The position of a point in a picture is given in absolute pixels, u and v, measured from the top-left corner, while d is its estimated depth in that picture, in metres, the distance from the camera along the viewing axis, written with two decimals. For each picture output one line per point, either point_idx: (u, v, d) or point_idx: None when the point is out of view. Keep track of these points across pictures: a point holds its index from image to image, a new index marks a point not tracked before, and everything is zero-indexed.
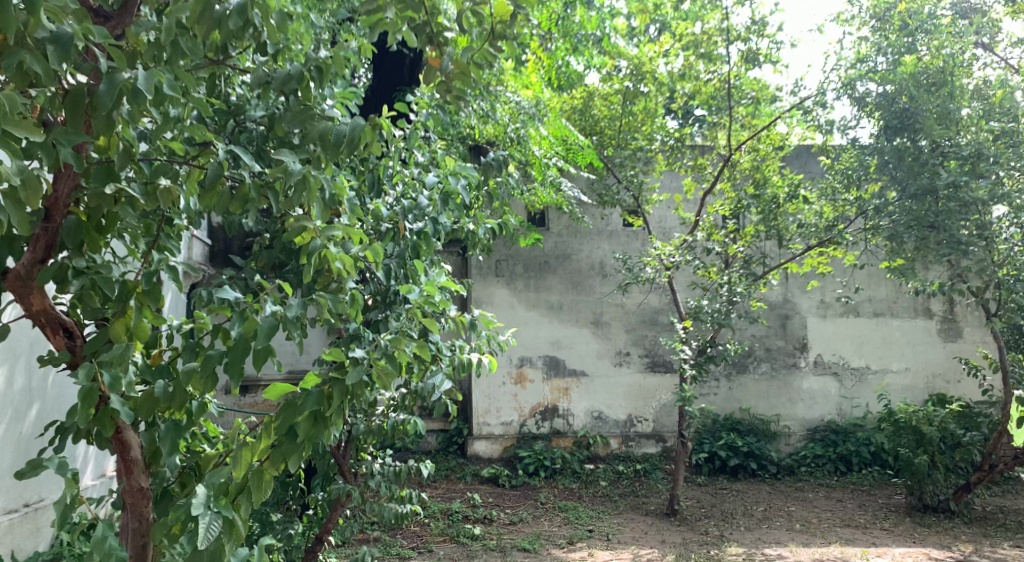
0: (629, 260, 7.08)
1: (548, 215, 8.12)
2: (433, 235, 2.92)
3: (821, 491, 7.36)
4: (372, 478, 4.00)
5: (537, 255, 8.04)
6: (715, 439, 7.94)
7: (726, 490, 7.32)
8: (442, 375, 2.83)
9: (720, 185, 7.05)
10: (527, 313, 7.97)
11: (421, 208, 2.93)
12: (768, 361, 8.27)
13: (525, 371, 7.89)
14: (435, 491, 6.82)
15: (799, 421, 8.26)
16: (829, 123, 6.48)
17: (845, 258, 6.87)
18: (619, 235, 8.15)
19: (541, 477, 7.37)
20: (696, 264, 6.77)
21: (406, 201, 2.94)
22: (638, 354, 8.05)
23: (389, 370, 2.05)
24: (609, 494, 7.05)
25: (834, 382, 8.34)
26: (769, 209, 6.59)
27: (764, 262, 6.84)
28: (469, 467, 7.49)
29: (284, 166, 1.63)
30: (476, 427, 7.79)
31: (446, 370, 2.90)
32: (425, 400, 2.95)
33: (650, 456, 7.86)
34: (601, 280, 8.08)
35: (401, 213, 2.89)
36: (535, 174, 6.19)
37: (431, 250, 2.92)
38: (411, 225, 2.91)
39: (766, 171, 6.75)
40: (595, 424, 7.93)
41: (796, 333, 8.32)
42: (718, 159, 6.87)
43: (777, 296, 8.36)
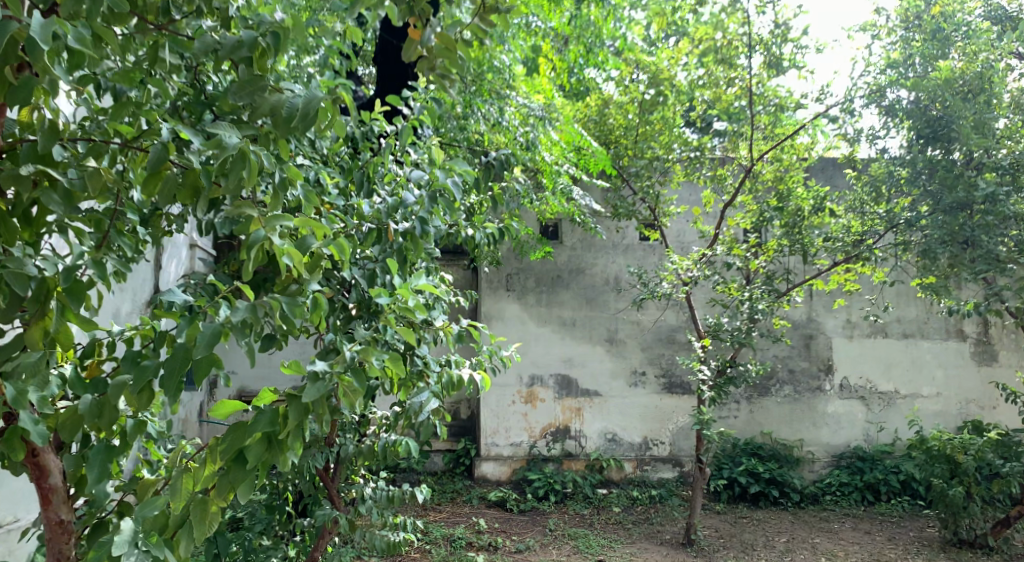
0: (644, 274, 6.78)
1: (561, 228, 7.84)
2: (423, 236, 2.57)
3: (848, 522, 6.94)
4: (363, 504, 3.72)
5: (549, 269, 7.75)
6: (735, 465, 7.56)
7: (747, 519, 6.93)
8: (429, 392, 2.55)
9: (741, 197, 6.73)
10: (538, 329, 7.67)
11: (408, 206, 2.58)
12: (791, 383, 7.89)
13: (535, 390, 7.59)
14: (439, 515, 6.52)
15: (823, 447, 7.85)
16: (857, 132, 6.14)
17: (874, 275, 6.51)
18: (635, 249, 7.84)
19: (551, 501, 7.03)
20: (716, 279, 6.46)
21: (392, 199, 2.58)
22: (654, 374, 7.70)
23: (356, 387, 1.78)
24: (623, 521, 6.69)
25: (861, 406, 7.93)
26: (792, 222, 6.24)
27: (787, 278, 6.52)
28: (476, 490, 7.19)
29: (217, 139, 1.40)
30: (484, 448, 7.50)
31: (434, 388, 2.61)
32: (412, 423, 2.65)
33: (666, 481, 7.48)
34: (616, 296, 7.76)
35: (384, 212, 2.55)
36: (546, 182, 5.94)
37: (421, 255, 2.62)
38: (397, 225, 2.57)
39: (790, 182, 6.41)
40: (608, 446, 7.58)
41: (821, 353, 7.93)
42: (738, 170, 6.56)
43: (801, 314, 7.98)
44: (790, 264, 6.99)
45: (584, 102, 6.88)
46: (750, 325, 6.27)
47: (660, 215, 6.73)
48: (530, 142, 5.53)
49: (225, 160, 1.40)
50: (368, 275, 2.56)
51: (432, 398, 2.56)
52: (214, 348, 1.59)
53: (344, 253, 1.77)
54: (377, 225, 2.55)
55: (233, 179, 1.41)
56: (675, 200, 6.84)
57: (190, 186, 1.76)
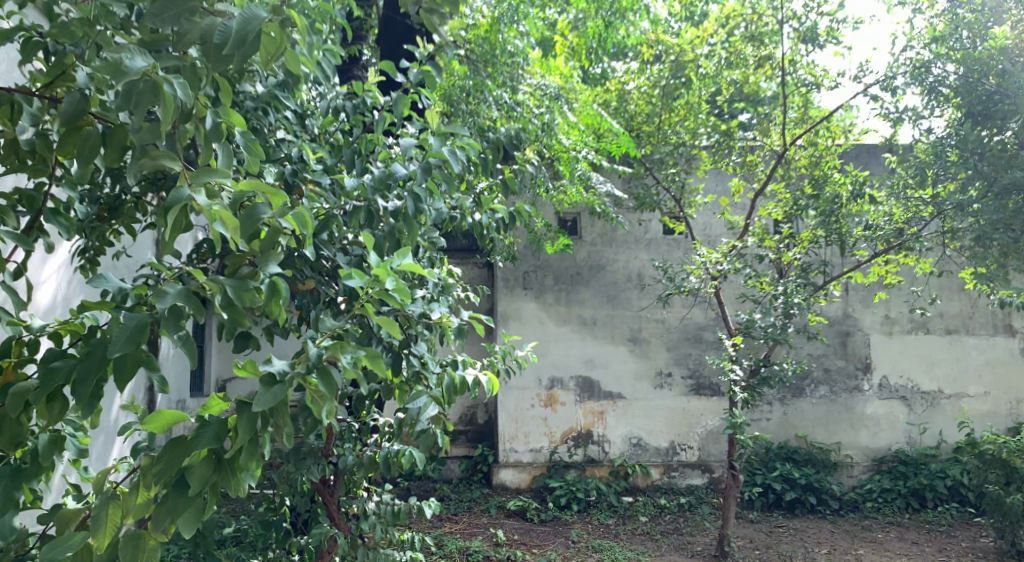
0: (669, 268, 6.39)
1: (580, 222, 7.46)
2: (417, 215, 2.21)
3: (892, 532, 6.47)
4: (364, 521, 3.37)
5: (568, 266, 7.38)
6: (768, 471, 7.12)
7: (783, 529, 6.49)
8: (427, 398, 2.19)
9: (772, 185, 6.33)
10: (557, 329, 7.30)
11: (398, 179, 2.23)
12: (827, 383, 7.43)
13: (555, 393, 7.22)
14: (455, 526, 6.16)
15: (863, 451, 7.38)
16: (898, 112, 5.69)
17: (918, 266, 6.06)
18: (659, 244, 7.44)
19: (573, 511, 6.64)
20: (747, 273, 6.06)
21: (381, 170, 2.24)
22: (681, 375, 7.29)
23: (324, 392, 1.42)
24: (650, 531, 6.28)
25: (903, 407, 7.45)
26: (829, 209, 5.83)
27: (823, 271, 6.10)
28: (494, 498, 6.83)
29: (115, 63, 1.13)
30: (502, 455, 7.15)
31: (435, 393, 2.25)
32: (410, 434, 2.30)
33: (695, 488, 7.06)
34: (639, 294, 7.37)
35: (371, 187, 2.22)
36: (563, 170, 5.58)
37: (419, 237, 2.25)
38: (386, 203, 2.23)
39: (826, 168, 6.01)
40: (634, 452, 7.18)
41: (858, 351, 7.47)
42: (770, 156, 6.15)
43: (836, 310, 7.53)
44: (826, 255, 6.55)
45: (603, 88, 6.51)
46: (785, 321, 5.85)
47: (686, 206, 6.33)
48: (547, 124, 5.15)
49: (131, 91, 1.17)
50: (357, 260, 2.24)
51: (431, 405, 2.20)
52: (136, 344, 1.25)
53: (307, 226, 1.45)
54: (364, 202, 2.21)
55: (139, 113, 1.17)
56: (702, 189, 6.44)
57: (117, 153, 1.43)
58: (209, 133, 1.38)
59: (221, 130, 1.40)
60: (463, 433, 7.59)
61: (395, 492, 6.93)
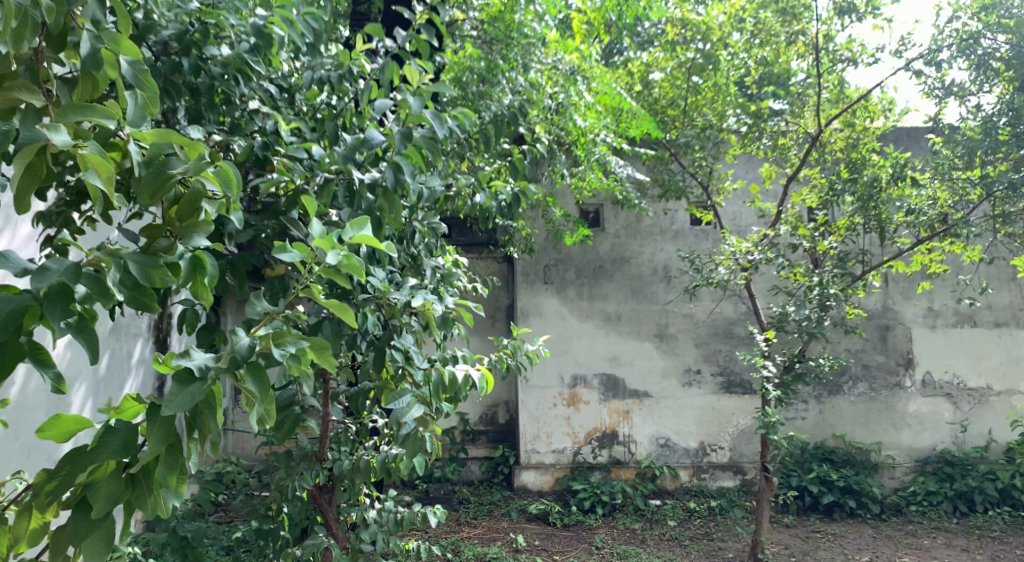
0: (696, 259, 6.07)
1: (603, 213, 7.15)
2: (395, 186, 1.94)
3: (940, 538, 6.05)
4: (364, 530, 3.12)
5: (590, 259, 7.08)
6: (804, 472, 6.75)
7: (821, 534, 6.11)
8: (412, 397, 1.97)
9: (805, 170, 5.97)
10: (580, 325, 7.01)
11: (371, 145, 1.96)
12: (866, 380, 7.03)
13: (578, 392, 6.92)
14: (473, 531, 5.90)
15: (905, 451, 6.97)
16: (944, 88, 5.29)
17: (966, 254, 5.64)
18: (686, 235, 7.10)
19: (597, 514, 6.34)
20: (780, 263, 5.71)
21: (354, 138, 1.99)
22: (711, 372, 6.95)
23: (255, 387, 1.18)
24: (679, 537, 5.95)
25: (949, 405, 7.02)
26: (868, 194, 5.45)
27: (861, 260, 5.72)
28: (515, 501, 6.56)
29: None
30: (524, 456, 6.87)
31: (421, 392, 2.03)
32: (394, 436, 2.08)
33: (727, 491, 6.71)
34: (665, 287, 7.04)
35: (344, 156, 1.97)
36: (580, 153, 5.31)
37: (400, 212, 1.98)
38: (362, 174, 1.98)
39: (864, 151, 5.66)
40: (661, 453, 6.86)
41: (900, 346, 7.05)
42: (803, 139, 5.79)
43: (876, 303, 7.12)
44: (865, 244, 6.17)
45: (624, 70, 6.20)
46: (821, 314, 5.50)
47: (714, 194, 5.99)
48: (562, 104, 4.88)
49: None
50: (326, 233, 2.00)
51: (417, 406, 1.98)
52: None
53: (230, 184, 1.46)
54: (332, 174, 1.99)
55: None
56: (731, 175, 6.09)
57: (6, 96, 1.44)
58: (88, 62, 1.40)
59: (98, 55, 1.41)
60: (483, 434, 7.34)
61: (413, 494, 6.70)
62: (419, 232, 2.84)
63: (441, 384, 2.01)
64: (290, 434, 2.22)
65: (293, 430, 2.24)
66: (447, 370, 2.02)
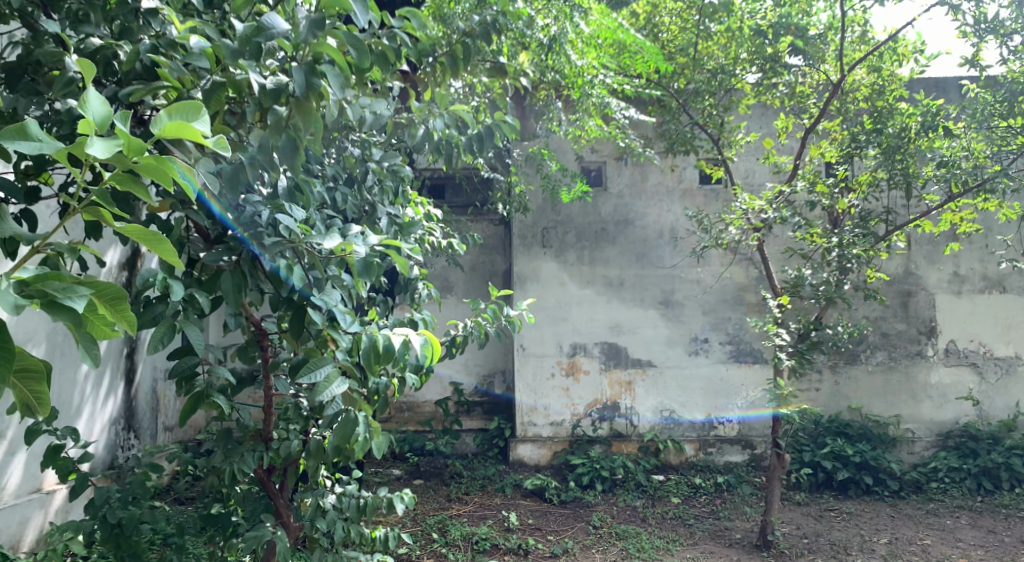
0: (705, 219, 5.61)
1: (606, 171, 6.67)
2: (299, 93, 1.59)
3: (963, 518, 5.63)
4: (322, 519, 2.77)
5: (592, 221, 6.62)
6: (817, 447, 6.36)
7: (836, 513, 5.72)
8: (331, 373, 1.65)
9: (825, 121, 5.47)
10: (580, 291, 6.57)
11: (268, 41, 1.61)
12: (885, 349, 6.58)
13: (578, 361, 6.51)
14: (463, 508, 5.54)
15: (925, 424, 6.55)
16: (985, 25, 4.72)
17: (1001, 212, 5.14)
18: (695, 194, 6.61)
19: (597, 491, 5.96)
20: (796, 224, 5.25)
21: (248, 29, 1.63)
22: (719, 341, 6.53)
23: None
24: (682, 516, 5.57)
25: (974, 375, 6.57)
26: (894, 145, 4.95)
27: (885, 219, 5.26)
28: (510, 476, 6.19)
29: None
30: (519, 429, 6.49)
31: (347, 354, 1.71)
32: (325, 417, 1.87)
33: (734, 466, 6.33)
34: (672, 251, 6.58)
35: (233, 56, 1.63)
36: (574, 94, 4.83)
37: (310, 123, 1.63)
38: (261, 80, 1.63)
39: (891, 99, 5.09)
40: (665, 425, 6.48)
41: (922, 313, 6.60)
42: (823, 86, 5.31)
43: (897, 267, 6.65)
44: (889, 203, 5.69)
45: (629, 11, 5.68)
46: (840, 277, 5.08)
47: (725, 148, 5.46)
48: (556, 40, 4.37)
49: None
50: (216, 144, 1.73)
51: (340, 379, 1.67)
52: None
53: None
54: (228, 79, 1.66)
55: None
56: (744, 126, 5.57)
57: None
58: None
59: None
60: (479, 405, 6.99)
61: (404, 468, 6.35)
62: (374, 174, 2.50)
63: (373, 354, 1.65)
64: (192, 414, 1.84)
65: (197, 409, 1.86)
66: (381, 338, 1.64)
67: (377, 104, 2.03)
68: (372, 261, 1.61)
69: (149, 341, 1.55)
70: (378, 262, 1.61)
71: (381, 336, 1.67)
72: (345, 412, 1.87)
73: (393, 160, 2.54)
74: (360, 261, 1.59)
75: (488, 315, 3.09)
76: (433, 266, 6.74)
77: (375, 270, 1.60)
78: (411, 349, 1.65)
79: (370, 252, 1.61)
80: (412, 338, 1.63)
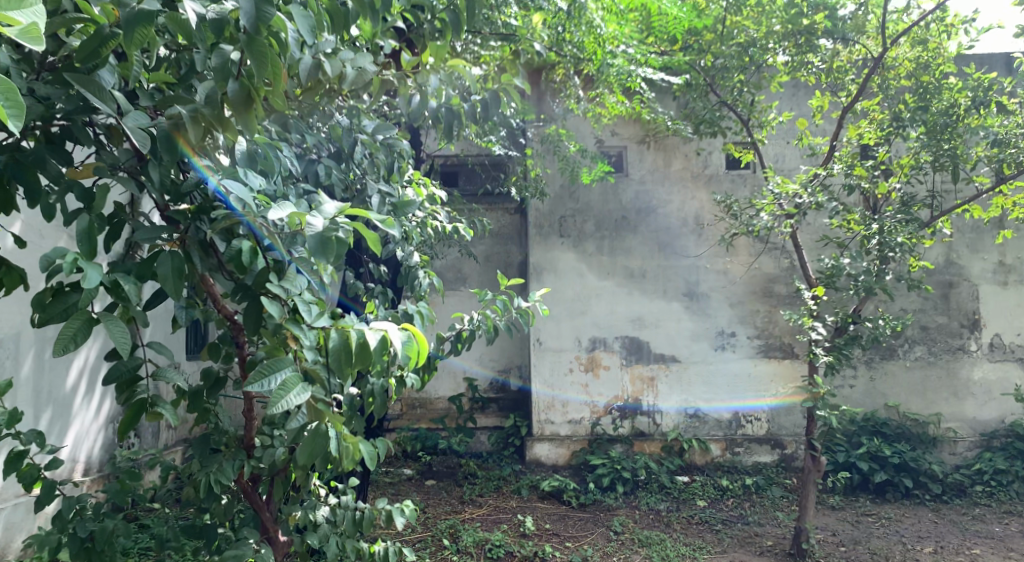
0: (733, 205, 5.26)
1: (627, 156, 6.32)
2: (252, 31, 1.29)
3: (1013, 525, 5.25)
4: (315, 533, 2.52)
5: (612, 209, 6.28)
6: (852, 447, 6.00)
7: (874, 519, 5.36)
8: (289, 385, 1.42)
9: (863, 99, 5.09)
10: (599, 283, 6.24)
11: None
12: (924, 344, 6.19)
13: (598, 356, 6.18)
14: (477, 512, 5.25)
15: (968, 423, 6.16)
16: None
17: None
18: (721, 180, 6.25)
19: (618, 493, 5.64)
20: (832, 209, 4.88)
21: None
22: (747, 335, 6.17)
23: None
24: (710, 521, 5.23)
25: (1020, 372, 6.16)
26: (941, 123, 4.57)
27: (929, 204, 4.87)
28: (527, 476, 5.89)
29: None
30: (536, 427, 6.17)
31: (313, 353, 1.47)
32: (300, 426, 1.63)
33: (763, 467, 5.99)
34: (696, 240, 6.23)
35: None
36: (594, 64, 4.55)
37: (267, 69, 1.33)
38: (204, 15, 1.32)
39: (937, 74, 4.68)
40: (690, 424, 6.14)
41: (964, 306, 6.19)
42: (863, 62, 4.91)
43: (939, 257, 6.24)
44: (933, 185, 5.30)
45: None
46: (882, 266, 4.70)
47: (754, 128, 5.11)
48: None
49: None
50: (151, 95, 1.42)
51: (299, 390, 1.44)
52: None
53: None
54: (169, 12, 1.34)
55: None
56: (776, 106, 5.20)
57: None
58: None
59: None
60: (494, 401, 6.69)
61: (415, 468, 6.08)
62: (364, 146, 2.32)
63: (344, 354, 1.40)
64: (132, 427, 1.49)
65: (136, 421, 1.49)
66: (352, 334, 1.39)
67: (360, 59, 1.85)
68: (332, 236, 1.33)
69: (56, 339, 1.27)
70: (339, 238, 1.34)
71: (353, 331, 1.43)
72: (317, 426, 1.66)
73: (387, 132, 2.35)
74: (316, 235, 1.32)
75: (498, 308, 2.78)
76: (445, 257, 6.43)
77: (336, 247, 1.32)
78: (389, 345, 1.43)
79: (332, 225, 1.34)
80: (390, 333, 1.41)
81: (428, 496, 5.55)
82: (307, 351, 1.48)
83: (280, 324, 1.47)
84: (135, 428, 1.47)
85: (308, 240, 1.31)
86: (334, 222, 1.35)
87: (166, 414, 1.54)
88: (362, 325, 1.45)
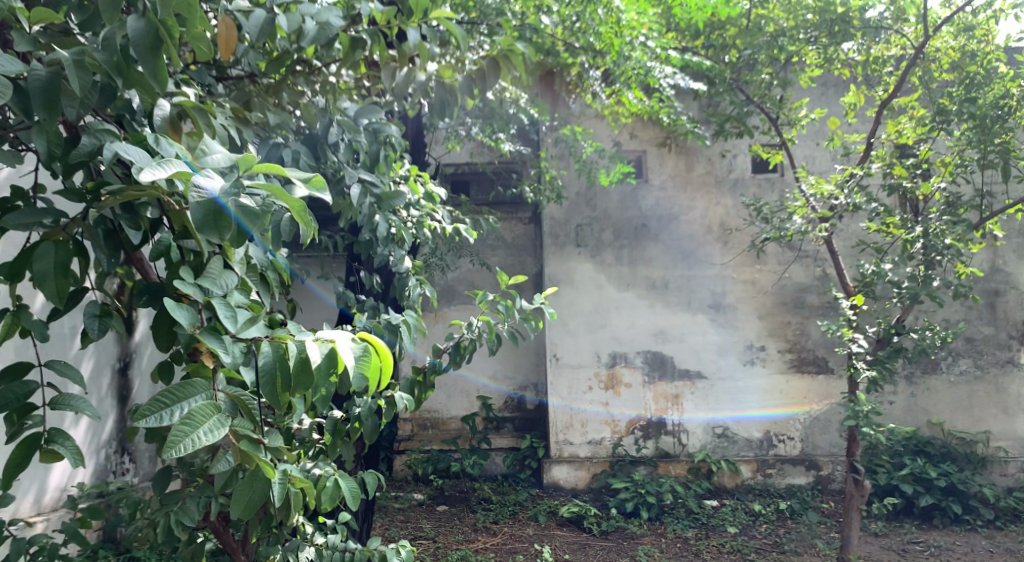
0: (763, 208, 4.91)
1: (647, 160, 5.99)
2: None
3: None
4: None
5: (631, 216, 5.94)
6: (895, 468, 5.56)
7: (922, 547, 4.93)
8: (203, 420, 1.30)
9: (901, 95, 4.71)
10: (618, 295, 5.89)
11: None
12: (970, 356, 5.77)
13: (618, 372, 5.82)
14: (491, 541, 4.89)
15: (1019, 442, 5.71)
16: None
17: None
18: (746, 184, 5.90)
19: (642, 520, 5.25)
20: (870, 212, 4.51)
21: None
22: (778, 348, 5.79)
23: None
24: (743, 549, 4.82)
25: None
26: (991, 115, 4.16)
27: (978, 205, 4.47)
28: (544, 501, 5.53)
29: None
30: (554, 448, 5.80)
31: (236, 361, 1.35)
32: (235, 459, 1.47)
33: (798, 490, 5.58)
34: (722, 248, 5.87)
35: None
36: (610, 52, 4.33)
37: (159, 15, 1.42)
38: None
39: (984, 64, 4.30)
40: (718, 444, 5.74)
41: (1012, 315, 5.76)
42: (902, 53, 4.57)
43: (984, 262, 5.82)
44: (980, 185, 4.91)
45: None
46: (928, 272, 4.30)
47: (784, 127, 4.77)
48: None
49: None
50: (30, 38, 1.44)
51: (218, 427, 1.31)
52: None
53: None
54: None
55: None
56: (807, 103, 4.86)
57: None
58: None
59: None
60: (509, 421, 6.35)
61: (426, 492, 5.76)
62: (338, 126, 2.36)
63: (279, 373, 1.29)
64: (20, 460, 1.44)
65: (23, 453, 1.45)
66: (291, 350, 1.29)
67: (323, 13, 1.91)
68: (230, 202, 1.22)
69: None
70: (238, 205, 1.22)
71: (291, 346, 1.32)
72: (254, 468, 1.47)
73: (372, 116, 2.40)
74: (205, 202, 1.20)
75: (499, 312, 2.48)
76: (457, 269, 6.13)
77: (232, 217, 1.21)
78: (338, 361, 1.32)
79: (231, 190, 1.23)
80: (339, 347, 1.30)
81: (439, 523, 5.20)
82: (233, 368, 1.34)
83: (194, 335, 1.35)
84: (24, 468, 1.44)
85: (197, 206, 1.20)
86: (234, 185, 1.24)
87: (63, 452, 1.50)
88: (306, 337, 1.34)
